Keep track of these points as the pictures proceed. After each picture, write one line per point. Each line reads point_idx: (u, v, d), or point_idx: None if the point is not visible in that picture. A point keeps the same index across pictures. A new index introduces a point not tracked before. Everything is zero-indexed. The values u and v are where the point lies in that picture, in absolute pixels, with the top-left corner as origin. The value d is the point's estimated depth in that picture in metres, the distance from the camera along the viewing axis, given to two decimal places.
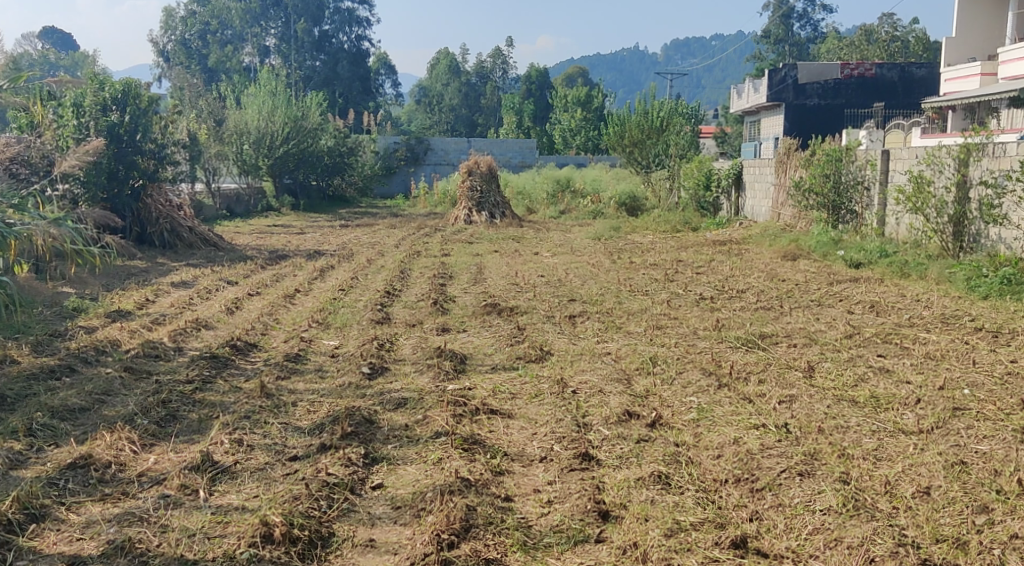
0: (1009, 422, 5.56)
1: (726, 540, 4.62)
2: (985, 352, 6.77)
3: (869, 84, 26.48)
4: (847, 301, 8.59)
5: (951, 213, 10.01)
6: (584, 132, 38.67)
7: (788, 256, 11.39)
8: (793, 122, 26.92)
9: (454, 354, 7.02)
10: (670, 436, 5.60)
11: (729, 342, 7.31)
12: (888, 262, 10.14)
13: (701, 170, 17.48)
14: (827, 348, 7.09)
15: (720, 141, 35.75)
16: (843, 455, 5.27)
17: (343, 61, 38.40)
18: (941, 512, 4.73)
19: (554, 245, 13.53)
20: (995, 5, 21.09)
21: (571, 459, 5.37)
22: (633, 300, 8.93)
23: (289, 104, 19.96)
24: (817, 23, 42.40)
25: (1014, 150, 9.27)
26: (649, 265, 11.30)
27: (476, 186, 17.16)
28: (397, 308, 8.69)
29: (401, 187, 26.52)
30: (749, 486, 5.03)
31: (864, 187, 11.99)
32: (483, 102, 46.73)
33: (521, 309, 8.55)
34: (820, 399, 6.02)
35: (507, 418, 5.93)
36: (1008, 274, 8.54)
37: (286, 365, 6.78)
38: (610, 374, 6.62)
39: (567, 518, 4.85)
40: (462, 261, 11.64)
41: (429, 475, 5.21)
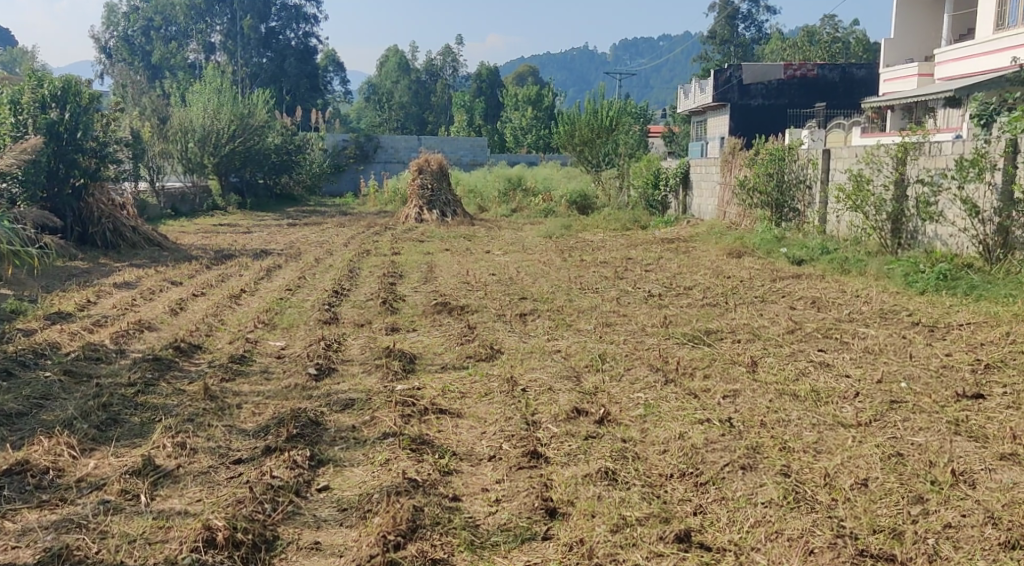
0: (943, 414, 5.68)
1: (671, 535, 4.66)
2: (921, 346, 6.91)
3: (811, 84, 26.94)
4: (790, 298, 8.70)
5: (890, 211, 10.22)
6: (535, 130, 38.71)
7: (733, 253, 11.52)
8: (738, 123, 27.22)
9: (403, 353, 7.01)
10: (617, 432, 5.65)
11: (676, 339, 7.38)
12: (829, 259, 10.28)
13: (650, 170, 17.71)
14: (770, 343, 7.20)
15: (667, 141, 36.06)
16: (784, 448, 5.36)
17: (290, 58, 38.25)
18: (878, 503, 4.82)
19: (505, 244, 13.47)
20: (933, 7, 21.52)
21: (519, 458, 5.38)
22: (583, 298, 8.95)
23: (234, 102, 19.74)
24: (761, 25, 42.91)
25: (950, 149, 9.49)
26: (598, 264, 11.33)
27: (427, 184, 17.11)
28: (345, 308, 8.65)
29: (350, 186, 26.41)
30: (693, 481, 5.09)
31: (806, 186, 12.22)
32: (433, 100, 46.90)
33: (471, 309, 8.53)
34: (763, 393, 6.11)
35: (456, 418, 5.93)
36: (943, 269, 8.74)
37: (231, 367, 6.72)
38: (559, 371, 6.66)
39: (514, 516, 4.87)
40: (413, 261, 11.52)
41: (376, 477, 5.20)
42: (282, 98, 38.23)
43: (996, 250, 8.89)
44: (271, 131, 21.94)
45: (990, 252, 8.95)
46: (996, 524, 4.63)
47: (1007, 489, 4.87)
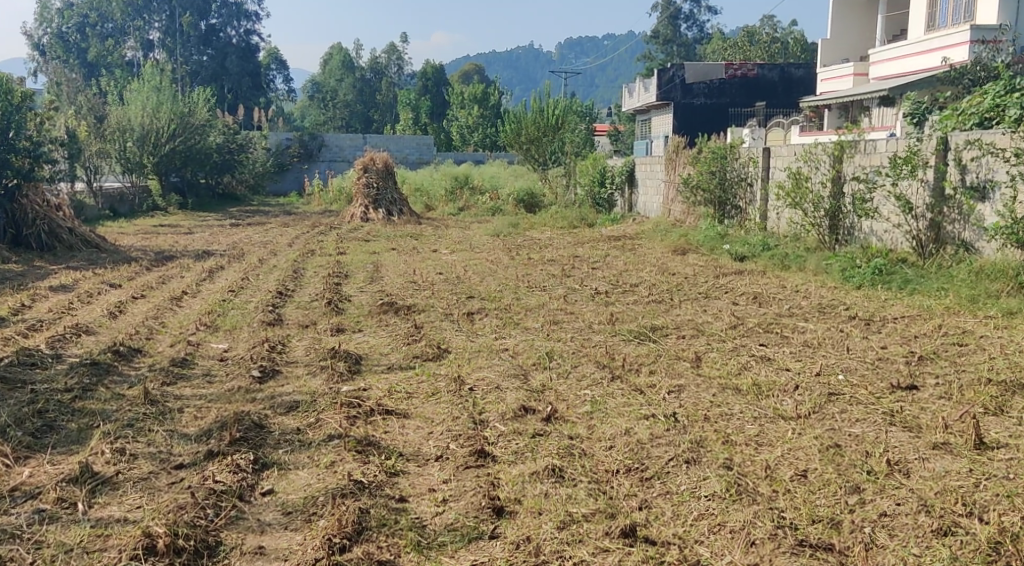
0: (879, 405, 5.80)
1: (616, 530, 4.69)
2: (858, 339, 7.05)
3: (751, 84, 27.35)
4: (732, 294, 8.81)
5: (827, 208, 10.40)
6: (481, 129, 38.73)
7: (677, 250, 11.65)
8: (681, 121, 27.58)
9: (348, 354, 6.97)
10: (564, 429, 5.68)
11: (622, 335, 7.44)
12: (770, 255, 10.43)
13: (596, 168, 17.82)
14: (713, 338, 7.28)
15: (612, 139, 36.29)
16: (727, 441, 5.43)
17: (231, 55, 37.84)
18: (817, 494, 4.89)
19: (452, 243, 13.46)
20: (867, 8, 21.94)
21: (466, 457, 5.39)
22: (530, 296, 8.98)
23: (174, 100, 19.50)
24: (703, 24, 43.33)
25: (884, 147, 9.68)
26: (545, 262, 11.36)
27: (372, 183, 17.01)
28: (289, 308, 8.58)
29: (293, 185, 26.19)
30: (638, 476, 5.14)
31: (747, 183, 12.40)
32: (379, 98, 46.60)
33: (418, 308, 8.51)
34: (706, 388, 6.19)
35: (402, 418, 5.92)
36: (879, 264, 8.92)
37: (172, 370, 6.63)
38: (506, 370, 6.67)
39: (461, 516, 4.86)
40: (358, 261, 11.45)
41: (321, 479, 5.17)
42: (222, 96, 37.86)
43: (929, 245, 9.10)
44: (213, 129, 21.60)
45: (924, 247, 9.16)
46: (929, 511, 4.71)
47: (939, 477, 4.97)
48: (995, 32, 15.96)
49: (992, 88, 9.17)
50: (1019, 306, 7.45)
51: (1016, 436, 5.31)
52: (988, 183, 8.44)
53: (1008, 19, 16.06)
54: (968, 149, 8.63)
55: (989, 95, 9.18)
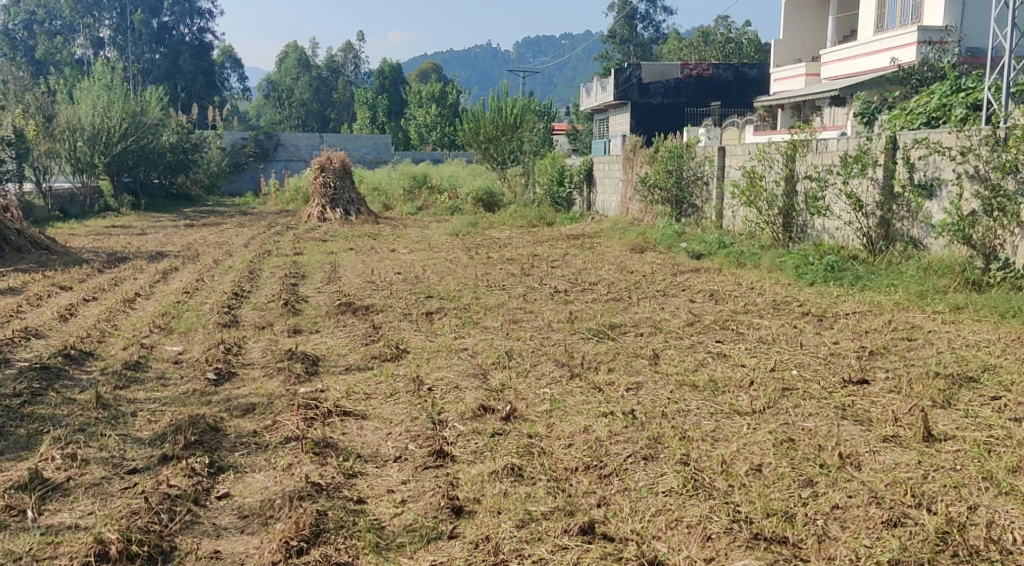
0: (831, 400, 5.88)
1: (575, 528, 4.71)
2: (811, 335, 7.14)
3: (706, 84, 27.60)
4: (690, 291, 8.88)
5: (781, 206, 10.53)
6: (439, 128, 38.63)
7: (636, 248, 11.72)
8: (639, 121, 27.81)
9: (306, 356, 6.93)
10: (523, 428, 5.70)
11: (581, 334, 7.47)
12: (726, 253, 10.52)
13: (554, 167, 17.86)
14: (671, 336, 7.33)
15: (571, 139, 36.41)
16: (684, 437, 5.48)
17: (185, 53, 37.44)
18: (772, 488, 4.95)
19: (411, 242, 13.42)
20: (818, 8, 22.24)
21: (425, 457, 5.38)
22: (490, 296, 8.97)
23: (125, 99, 19.28)
24: (658, 25, 43.60)
25: (835, 146, 9.81)
26: (505, 261, 11.37)
27: (329, 182, 16.90)
28: (245, 310, 8.50)
29: (249, 185, 25.98)
30: (597, 473, 5.17)
31: (703, 182, 12.52)
32: (335, 97, 46.23)
33: (377, 309, 8.48)
34: (664, 385, 6.25)
35: (360, 419, 5.90)
36: (831, 261, 9.05)
37: (125, 374, 6.56)
38: (466, 369, 6.67)
39: (419, 516, 4.86)
40: (315, 261, 11.41)
41: (278, 482, 5.14)
42: (176, 95, 37.27)
43: (880, 242, 9.25)
44: (165, 129, 21.33)
45: (874, 244, 9.31)
46: (880, 503, 4.78)
47: (890, 469, 5.04)
48: (942, 33, 16.26)
49: (938, 88, 9.49)
50: (966, 302, 7.61)
51: (962, 428, 5.41)
52: (935, 181, 8.59)
53: (954, 20, 16.36)
54: (916, 148, 8.78)
55: (936, 95, 9.48)
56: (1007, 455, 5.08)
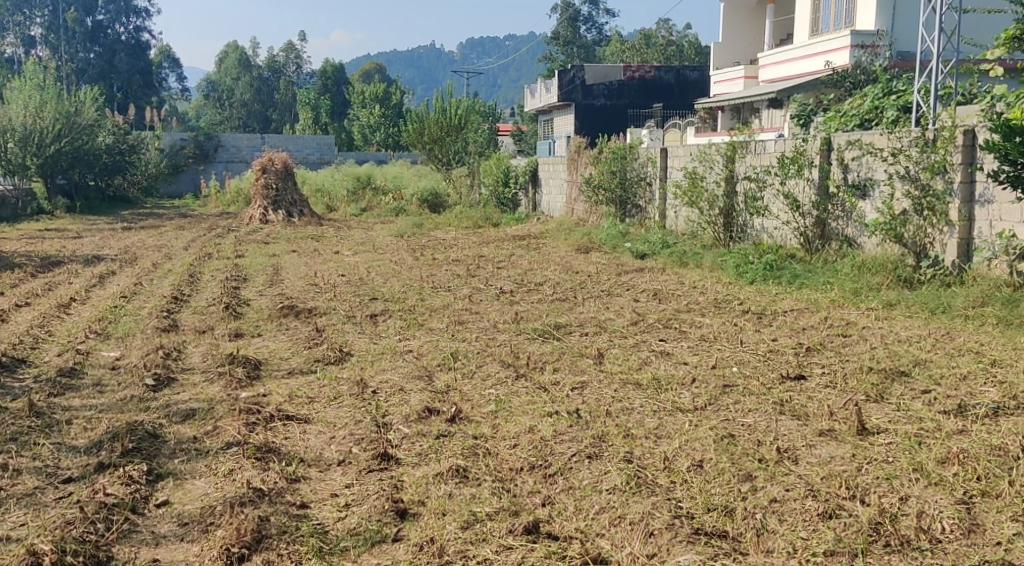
0: (770, 395, 5.98)
1: (519, 528, 4.72)
2: (751, 333, 7.25)
3: (649, 86, 27.94)
4: (633, 291, 8.96)
5: (721, 206, 10.68)
6: (383, 128, 38.43)
7: (581, 248, 11.79)
8: (583, 122, 28.18)
9: (247, 360, 6.86)
10: (468, 429, 5.71)
11: (526, 334, 7.49)
12: (669, 253, 10.63)
13: (499, 168, 17.90)
14: (615, 335, 7.39)
15: (516, 139, 36.50)
16: (627, 435, 5.53)
17: (120, 53, 36.93)
18: (712, 484, 5.01)
19: (354, 244, 13.37)
20: (755, 11, 22.58)
21: (369, 461, 5.36)
22: (435, 297, 8.97)
23: (59, 99, 18.91)
24: (601, 26, 43.90)
25: (773, 147, 9.99)
26: (451, 262, 11.37)
27: (271, 184, 16.72)
28: (184, 314, 8.39)
29: (189, 186, 25.59)
30: (542, 472, 5.19)
31: (647, 182, 12.64)
32: (277, 97, 45.85)
33: (320, 312, 8.43)
34: (608, 384, 6.29)
35: (303, 423, 5.86)
36: (770, 260, 9.19)
37: (60, 381, 6.43)
38: (410, 371, 6.66)
39: (363, 520, 4.83)
40: (257, 263, 11.36)
41: (218, 488, 5.08)
42: (112, 95, 36.82)
43: (816, 241, 9.42)
44: (101, 129, 20.96)
45: (811, 243, 9.48)
46: (816, 496, 4.86)
47: (825, 463, 5.14)
48: (874, 37, 16.62)
49: (871, 91, 9.70)
50: (898, 298, 7.78)
51: (894, 421, 5.53)
52: (868, 181, 8.78)
53: (886, 24, 16.69)
54: (850, 149, 8.96)
55: (868, 97, 9.71)
56: (936, 447, 5.20)
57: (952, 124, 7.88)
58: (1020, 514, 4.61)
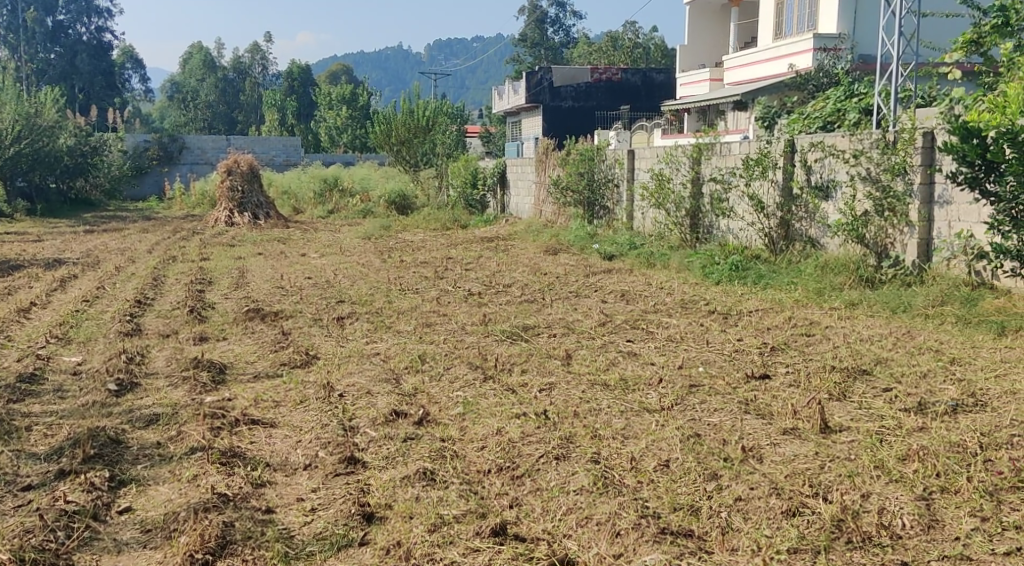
0: (736, 394, 6.02)
1: (487, 530, 4.71)
2: (717, 332, 7.30)
3: (616, 88, 28.04)
4: (601, 291, 8.99)
5: (688, 207, 10.74)
6: (350, 130, 38.33)
7: (549, 249, 11.82)
8: (550, 123, 28.25)
9: (212, 364, 6.80)
10: (436, 432, 5.69)
11: (494, 336, 7.49)
12: (636, 254, 10.67)
13: (468, 169, 17.90)
14: (583, 336, 7.40)
15: (485, 141, 36.52)
16: (595, 436, 5.55)
17: (82, 53, 36.45)
18: (678, 483, 5.03)
19: (322, 246, 13.32)
20: (720, 14, 22.72)
21: (335, 464, 5.34)
22: (403, 299, 8.95)
23: (19, 100, 18.68)
24: (568, 28, 44.00)
25: (738, 148, 10.07)
26: (419, 264, 11.35)
27: (236, 186, 16.60)
28: (148, 318, 8.31)
29: (153, 188, 25.32)
30: (509, 474, 5.19)
31: (614, 184, 12.68)
32: (243, 98, 45.64)
33: (286, 314, 8.37)
34: (576, 385, 6.30)
35: (269, 428, 5.82)
36: (735, 261, 9.25)
37: (19, 388, 6.34)
38: (377, 375, 6.62)
39: (329, 524, 4.81)
40: (223, 266, 11.28)
41: (182, 494, 5.03)
42: (74, 96, 36.47)
43: (780, 241, 9.50)
44: (62, 131, 20.70)
45: (775, 244, 9.55)
46: (779, 494, 4.89)
47: (789, 461, 5.17)
48: (836, 41, 16.78)
49: (832, 94, 9.82)
50: (861, 298, 7.85)
51: (856, 419, 5.59)
52: (831, 183, 8.87)
53: (847, 28, 16.90)
54: (813, 151, 9.06)
55: (831, 100, 9.82)
56: (897, 444, 5.26)
57: (911, 126, 7.97)
58: (978, 509, 4.67)
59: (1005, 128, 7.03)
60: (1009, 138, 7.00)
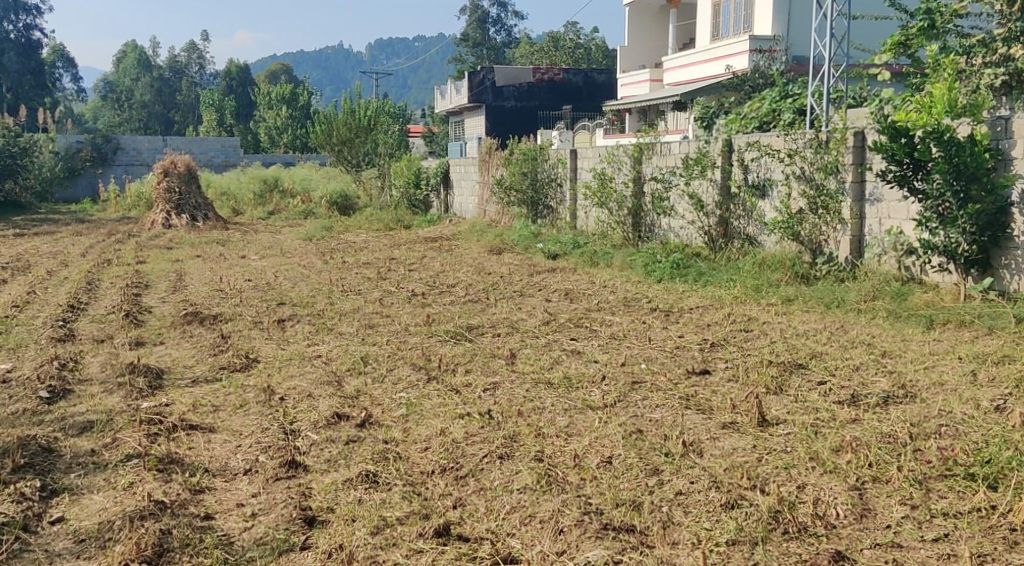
0: (677, 391, 6.07)
1: (430, 531, 4.68)
2: (659, 330, 7.36)
3: (558, 88, 28.28)
4: (545, 291, 9.00)
5: (630, 206, 10.81)
6: (291, 130, 37.99)
7: (493, 249, 11.81)
8: (493, 123, 28.12)
9: (148, 369, 6.67)
10: (379, 434, 5.65)
11: (438, 336, 7.46)
12: (580, 253, 10.69)
13: (410, 169, 17.85)
14: (527, 335, 7.41)
15: (427, 141, 36.44)
16: (538, 434, 5.55)
17: (9, 52, 35.46)
18: (621, 479, 5.05)
19: (262, 248, 13.15)
20: (659, 16, 22.94)
21: (276, 468, 5.27)
22: (345, 301, 8.88)
23: None
24: (510, 28, 44.07)
25: (678, 148, 10.16)
26: (361, 265, 11.27)
27: (174, 187, 16.33)
28: (81, 323, 8.13)
29: (86, 191, 24.81)
30: (453, 475, 5.17)
31: (557, 184, 12.72)
32: (179, 98, 45.11)
33: (225, 318, 8.25)
34: (520, 384, 6.30)
35: (208, 433, 5.73)
36: (676, 259, 9.31)
37: None
38: (319, 377, 6.55)
39: (270, 529, 4.75)
40: (159, 269, 11.08)
41: (118, 502, 4.93)
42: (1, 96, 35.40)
43: (719, 239, 9.60)
44: None
45: (715, 242, 9.64)
46: (719, 487, 4.94)
47: (728, 455, 5.23)
48: (771, 43, 17.05)
49: (768, 94, 9.97)
50: (797, 294, 7.96)
51: (792, 412, 5.67)
52: (767, 181, 9.00)
53: (781, 31, 17.20)
54: (749, 150, 9.19)
55: (766, 100, 9.97)
56: (831, 435, 5.35)
57: (843, 126, 8.12)
58: (908, 498, 4.76)
59: (931, 128, 7.21)
60: (936, 137, 7.16)
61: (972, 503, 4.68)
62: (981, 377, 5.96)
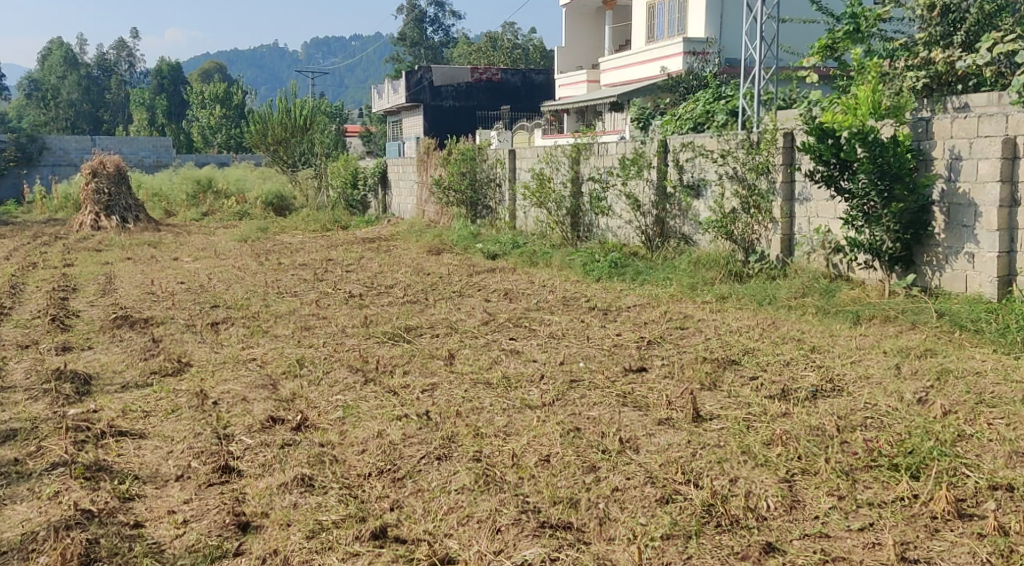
0: (614, 388, 6.09)
1: (366, 533, 4.63)
2: (597, 328, 7.39)
3: (496, 88, 28.17)
4: (484, 291, 8.98)
5: (568, 206, 10.85)
6: (225, 129, 37.46)
7: (432, 249, 11.76)
8: (431, 123, 28.10)
9: (76, 375, 6.50)
10: (314, 437, 5.58)
11: (376, 337, 7.40)
12: (519, 253, 10.69)
13: (347, 170, 17.71)
14: (465, 335, 7.38)
15: (365, 141, 36.22)
16: (476, 434, 5.53)
17: None
18: (558, 477, 5.05)
19: (195, 249, 12.94)
20: (595, 18, 23.10)
21: (209, 474, 5.18)
22: (281, 303, 8.77)
23: None
24: (448, 28, 43.95)
25: (614, 148, 10.22)
26: (297, 266, 11.16)
27: (103, 188, 15.96)
28: (5, 328, 7.91)
29: (11, 192, 24.18)
30: (390, 477, 5.12)
31: (496, 184, 12.71)
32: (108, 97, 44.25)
33: (157, 321, 8.09)
34: (458, 384, 6.28)
35: (138, 439, 5.60)
36: (614, 258, 9.36)
37: None
38: (254, 381, 6.45)
39: (202, 536, 4.65)
40: (88, 271, 10.85)
41: (43, 512, 4.80)
42: None
43: (656, 239, 9.68)
44: None
45: (651, 241, 9.71)
46: (654, 483, 4.96)
47: (663, 451, 5.26)
48: (704, 45, 17.23)
49: (702, 95, 10.09)
50: (731, 292, 8.05)
51: (725, 407, 5.72)
52: (701, 181, 9.10)
53: (714, 33, 17.42)
54: (684, 150, 9.28)
55: (700, 102, 10.08)
56: (763, 430, 5.41)
57: (773, 127, 8.24)
58: (835, 489, 4.83)
59: (856, 128, 7.34)
60: (860, 138, 7.29)
61: (896, 492, 4.77)
62: (906, 370, 6.08)
